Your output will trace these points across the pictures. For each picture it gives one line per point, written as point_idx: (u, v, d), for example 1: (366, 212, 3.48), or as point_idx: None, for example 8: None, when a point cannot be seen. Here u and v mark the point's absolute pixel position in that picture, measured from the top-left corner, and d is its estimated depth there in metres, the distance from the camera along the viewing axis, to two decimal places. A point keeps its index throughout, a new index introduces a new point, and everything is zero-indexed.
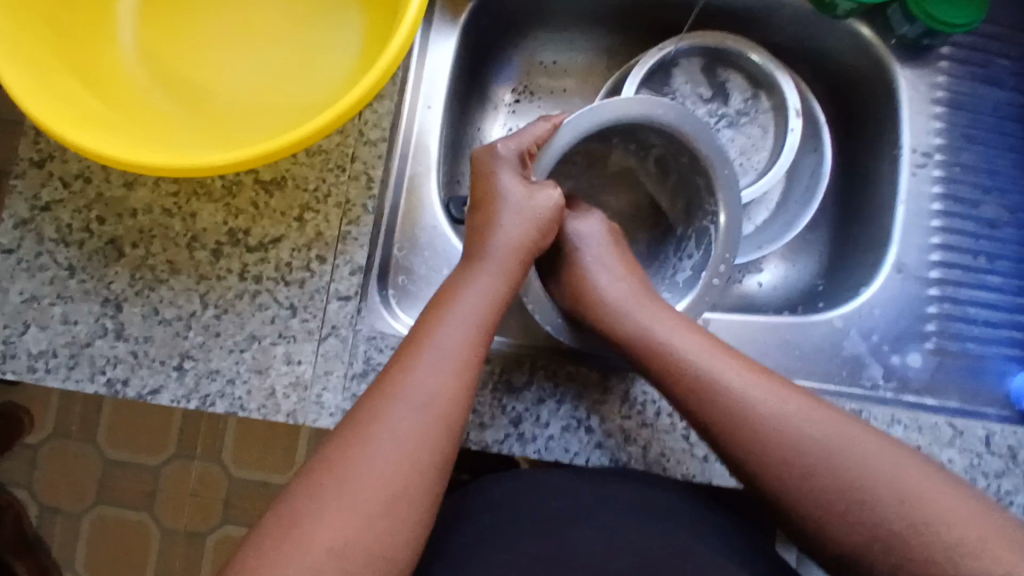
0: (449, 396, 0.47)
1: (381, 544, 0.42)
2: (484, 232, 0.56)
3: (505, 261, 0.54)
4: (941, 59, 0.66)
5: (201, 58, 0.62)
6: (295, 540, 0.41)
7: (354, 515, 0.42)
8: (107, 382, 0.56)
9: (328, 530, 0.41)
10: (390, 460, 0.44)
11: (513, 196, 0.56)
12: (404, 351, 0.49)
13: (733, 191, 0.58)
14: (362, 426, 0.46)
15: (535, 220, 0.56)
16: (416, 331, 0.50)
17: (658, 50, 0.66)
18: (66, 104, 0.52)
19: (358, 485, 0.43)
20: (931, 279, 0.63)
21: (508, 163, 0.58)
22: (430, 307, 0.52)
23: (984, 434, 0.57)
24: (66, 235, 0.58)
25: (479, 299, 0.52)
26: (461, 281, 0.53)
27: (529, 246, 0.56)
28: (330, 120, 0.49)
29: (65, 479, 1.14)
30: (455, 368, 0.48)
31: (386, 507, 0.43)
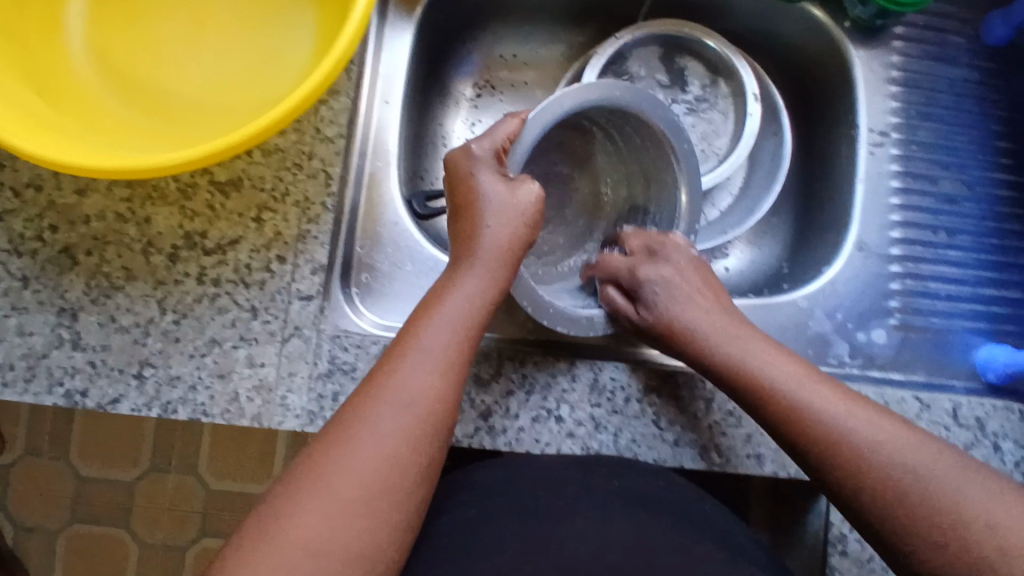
0: (434, 399, 0.47)
1: (359, 546, 0.41)
2: (470, 232, 0.54)
3: (490, 262, 0.53)
4: (895, 40, 0.66)
5: (151, 57, 0.61)
6: (274, 541, 0.40)
7: (331, 516, 0.42)
8: (66, 394, 0.55)
9: (303, 532, 0.41)
10: (371, 461, 0.44)
11: (498, 200, 0.54)
12: (389, 355, 0.48)
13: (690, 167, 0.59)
14: (344, 427, 0.45)
15: (520, 223, 0.55)
16: (403, 335, 0.49)
17: (616, 39, 0.66)
18: (13, 112, 0.51)
19: (337, 486, 0.42)
20: (892, 256, 0.63)
21: (490, 160, 0.55)
22: (418, 310, 0.51)
23: (951, 406, 0.58)
24: (18, 244, 0.56)
25: (466, 302, 0.51)
26: (450, 283, 0.52)
27: (512, 250, 0.54)
28: (280, 117, 0.49)
29: (38, 498, 1.12)
30: (440, 373, 0.47)
31: (363, 510, 0.42)
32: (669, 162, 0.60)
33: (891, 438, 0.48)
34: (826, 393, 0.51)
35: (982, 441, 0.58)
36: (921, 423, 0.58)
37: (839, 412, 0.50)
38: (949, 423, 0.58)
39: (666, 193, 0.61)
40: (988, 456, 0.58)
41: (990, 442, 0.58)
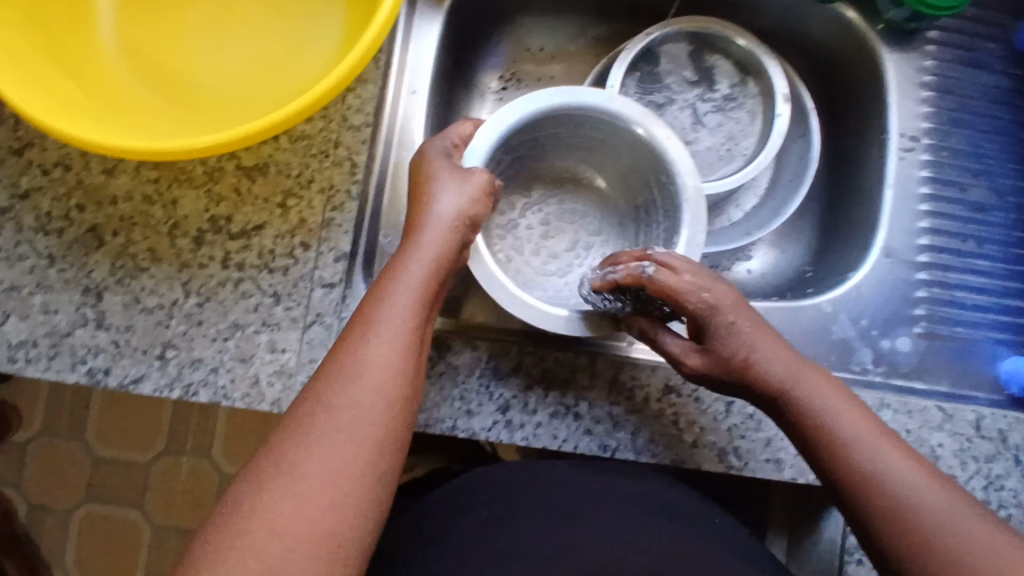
0: (388, 377, 0.45)
1: (328, 526, 0.40)
2: (419, 211, 0.52)
3: (441, 239, 0.51)
4: (928, 44, 0.65)
5: (180, 42, 0.61)
6: (242, 531, 0.40)
7: (297, 500, 0.41)
8: (89, 373, 0.55)
9: (269, 520, 0.40)
10: (328, 442, 0.43)
11: (446, 178, 0.53)
12: (344, 341, 0.47)
13: (682, 154, 0.58)
14: (299, 415, 0.44)
15: (470, 195, 0.52)
16: (353, 317, 0.48)
17: (645, 35, 0.67)
18: (45, 94, 0.51)
19: (299, 470, 0.42)
20: (920, 263, 0.62)
21: (440, 148, 0.55)
22: (370, 292, 0.50)
23: (974, 418, 0.58)
24: (46, 223, 0.57)
25: (414, 278, 0.49)
26: (399, 260, 0.50)
27: (466, 222, 0.52)
28: (308, 104, 0.49)
29: (54, 477, 1.14)
30: (393, 348, 0.46)
31: (326, 490, 0.41)
32: (663, 163, 0.59)
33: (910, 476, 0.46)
34: (864, 426, 0.48)
35: (1005, 454, 0.57)
36: (944, 433, 0.57)
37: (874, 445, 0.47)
38: (971, 434, 0.57)
39: (666, 187, 0.60)
40: (1010, 470, 0.57)
41: (1013, 455, 0.57)
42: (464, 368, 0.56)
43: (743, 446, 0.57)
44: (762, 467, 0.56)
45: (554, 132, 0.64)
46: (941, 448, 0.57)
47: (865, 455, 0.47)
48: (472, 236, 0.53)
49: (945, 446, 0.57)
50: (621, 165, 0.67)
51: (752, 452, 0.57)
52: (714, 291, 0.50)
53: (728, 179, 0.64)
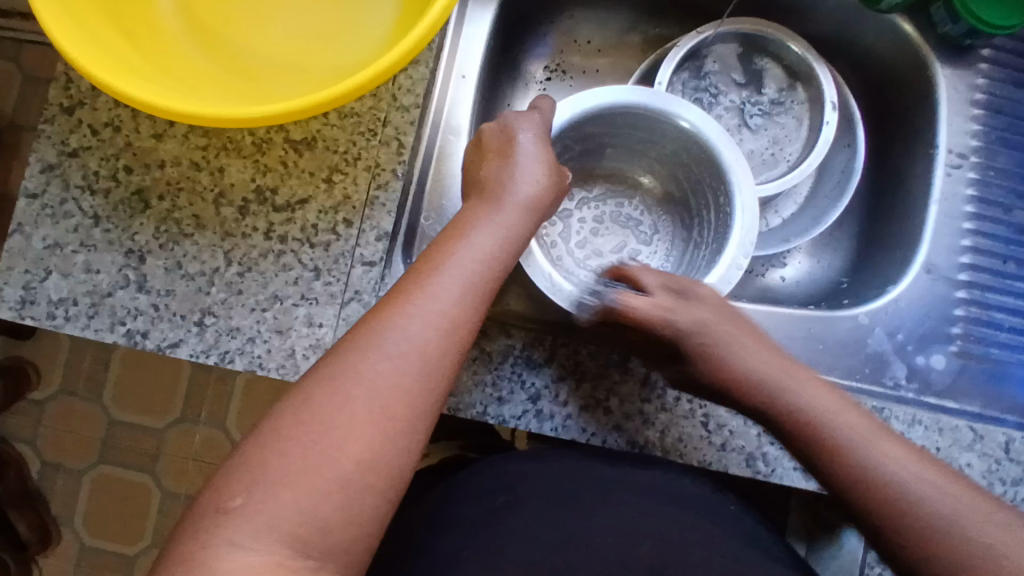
0: (461, 321, 0.46)
1: (376, 465, 0.41)
2: (501, 179, 0.54)
3: (518, 208, 0.53)
4: (981, 61, 0.65)
5: (238, 14, 0.62)
6: (293, 458, 0.39)
7: (352, 434, 0.40)
8: (127, 333, 0.56)
9: (319, 447, 0.40)
10: (393, 381, 0.42)
11: (531, 154, 0.55)
12: (420, 272, 0.48)
13: (734, 152, 0.59)
14: (365, 342, 0.43)
15: (550, 178, 0.56)
16: (425, 259, 0.48)
17: (697, 34, 0.66)
18: (103, 51, 0.51)
19: (357, 402, 0.41)
20: (959, 282, 0.62)
21: (535, 123, 0.56)
22: (441, 240, 0.51)
23: (1004, 440, 0.57)
24: (92, 182, 0.57)
25: (491, 238, 0.50)
26: (477, 218, 0.51)
27: (542, 200, 0.55)
28: (368, 79, 0.48)
29: (69, 436, 1.15)
30: (467, 300, 0.47)
31: (380, 428, 0.41)
32: (714, 155, 0.59)
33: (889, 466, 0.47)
34: (863, 428, 0.50)
35: None
36: (973, 453, 0.56)
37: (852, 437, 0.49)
38: (1000, 456, 0.57)
39: (718, 188, 0.61)
40: None
41: None
42: (497, 355, 0.56)
43: (772, 453, 0.57)
44: (789, 474, 0.56)
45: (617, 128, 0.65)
46: (969, 467, 0.57)
47: (846, 442, 0.49)
48: (541, 216, 0.55)
49: (973, 465, 0.56)
50: (673, 167, 0.67)
51: (780, 459, 0.56)
52: (704, 309, 0.54)
53: (769, 185, 0.64)
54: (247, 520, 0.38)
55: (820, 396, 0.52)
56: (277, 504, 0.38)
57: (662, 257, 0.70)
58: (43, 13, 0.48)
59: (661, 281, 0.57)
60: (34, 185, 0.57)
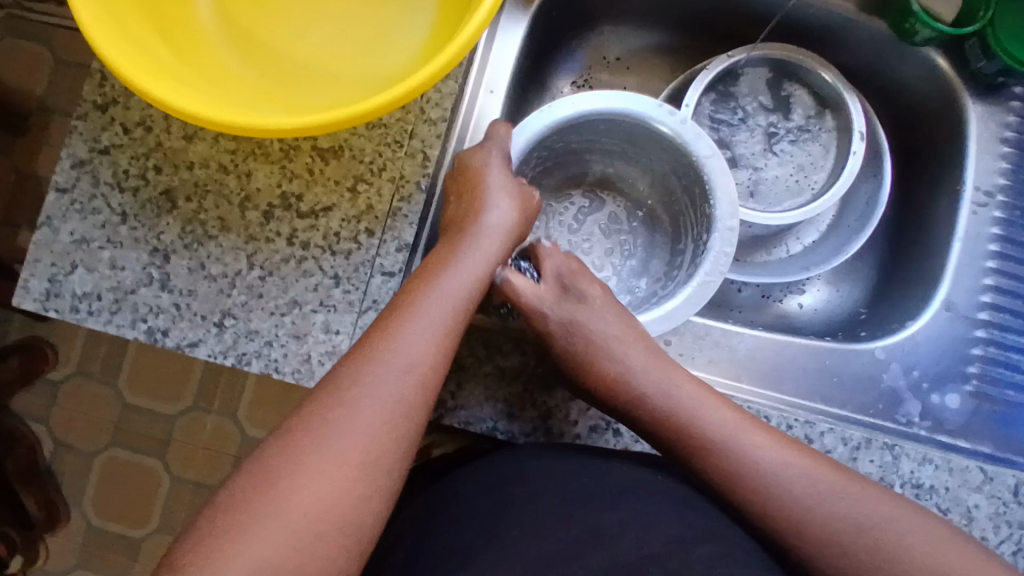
0: (431, 364, 0.47)
1: (330, 515, 0.40)
2: (471, 216, 0.55)
3: (489, 246, 0.54)
4: (1013, 99, 0.63)
5: (274, 18, 0.63)
6: (259, 504, 0.39)
7: (322, 476, 0.41)
8: (148, 331, 0.57)
9: (293, 493, 0.40)
10: (361, 421, 0.43)
11: (500, 187, 0.56)
12: (390, 315, 0.48)
13: (710, 145, 0.59)
14: (333, 392, 0.44)
15: (521, 203, 0.58)
16: (393, 305, 0.49)
17: (727, 58, 0.66)
18: (140, 52, 0.51)
19: (325, 443, 0.42)
20: (978, 321, 0.62)
21: (502, 152, 0.57)
22: (412, 283, 0.51)
23: (1014, 483, 0.57)
24: (122, 180, 0.58)
25: (460, 280, 0.51)
26: (448, 257, 0.53)
27: (516, 233, 0.57)
28: (400, 95, 0.49)
29: (81, 416, 1.17)
30: (434, 341, 0.48)
31: (344, 476, 0.41)
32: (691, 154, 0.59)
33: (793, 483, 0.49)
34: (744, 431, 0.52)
35: None
36: (981, 495, 0.56)
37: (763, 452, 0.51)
38: (1009, 499, 0.56)
39: (698, 197, 0.61)
40: None
41: None
42: (511, 371, 0.57)
43: None
44: None
45: (577, 144, 0.65)
46: (977, 509, 0.56)
47: (747, 459, 0.50)
48: (511, 252, 0.56)
49: (981, 507, 0.56)
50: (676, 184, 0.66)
51: None
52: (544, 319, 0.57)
53: (789, 213, 0.64)
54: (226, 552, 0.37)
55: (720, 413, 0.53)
56: (241, 547, 0.37)
57: (641, 219, 0.71)
58: (81, 12, 0.49)
59: (563, 269, 0.60)
60: (64, 179, 0.58)
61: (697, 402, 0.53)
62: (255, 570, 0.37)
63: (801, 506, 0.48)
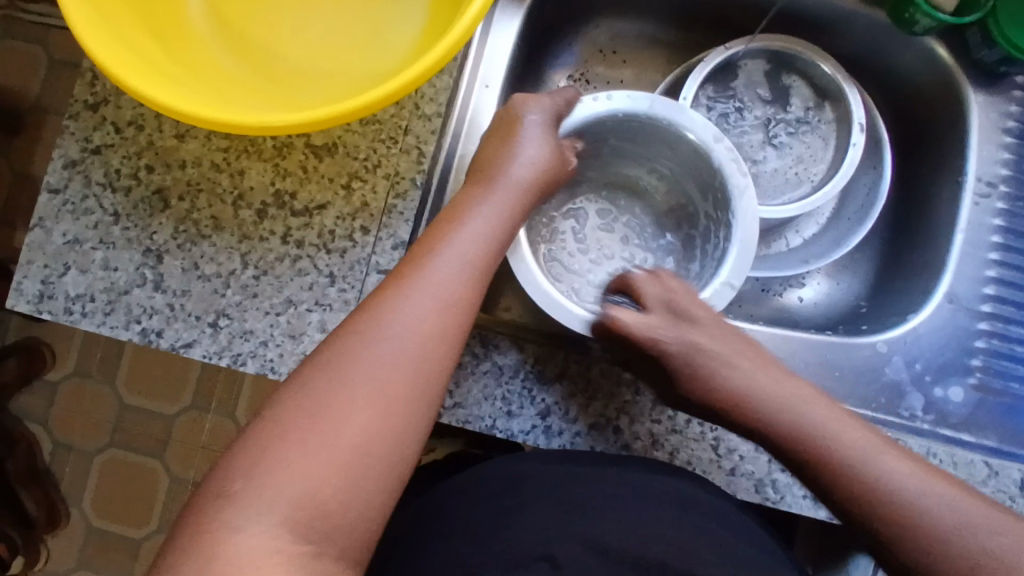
0: (459, 305, 0.47)
1: (366, 448, 0.41)
2: (498, 162, 0.54)
3: (512, 194, 0.53)
4: (1015, 88, 0.63)
5: (265, 14, 0.62)
6: (295, 437, 0.40)
7: (350, 412, 0.41)
8: (142, 332, 0.56)
9: (324, 428, 0.41)
10: (393, 360, 0.43)
11: (533, 138, 0.55)
12: (418, 253, 0.48)
13: (730, 154, 0.57)
14: (361, 326, 0.44)
15: (550, 162, 0.56)
16: (421, 243, 0.49)
17: (724, 50, 0.65)
18: (129, 50, 0.51)
19: (358, 382, 0.42)
20: (982, 313, 0.61)
21: (542, 107, 0.56)
22: (439, 222, 0.51)
23: (1019, 477, 0.56)
24: (114, 180, 0.58)
25: (485, 224, 0.51)
26: (477, 200, 0.52)
27: (541, 184, 0.56)
28: (393, 91, 0.48)
29: (81, 418, 1.17)
30: (463, 282, 0.48)
31: (379, 406, 0.42)
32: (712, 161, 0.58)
33: (856, 453, 0.51)
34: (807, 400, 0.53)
35: None
36: (986, 489, 0.55)
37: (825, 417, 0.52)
38: (1014, 493, 0.56)
39: (720, 197, 0.59)
40: None
41: None
42: (509, 369, 0.56)
43: (781, 480, 0.56)
44: (798, 502, 0.56)
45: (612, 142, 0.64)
46: None
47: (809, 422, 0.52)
48: (539, 199, 0.56)
49: None
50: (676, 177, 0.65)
51: (790, 487, 0.56)
52: (671, 339, 0.55)
53: (789, 206, 0.63)
54: (247, 499, 0.38)
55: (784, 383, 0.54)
56: (278, 484, 0.39)
57: (640, 214, 0.71)
58: (69, 10, 0.48)
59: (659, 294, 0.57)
60: (56, 180, 0.57)
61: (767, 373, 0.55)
62: (292, 507, 0.39)
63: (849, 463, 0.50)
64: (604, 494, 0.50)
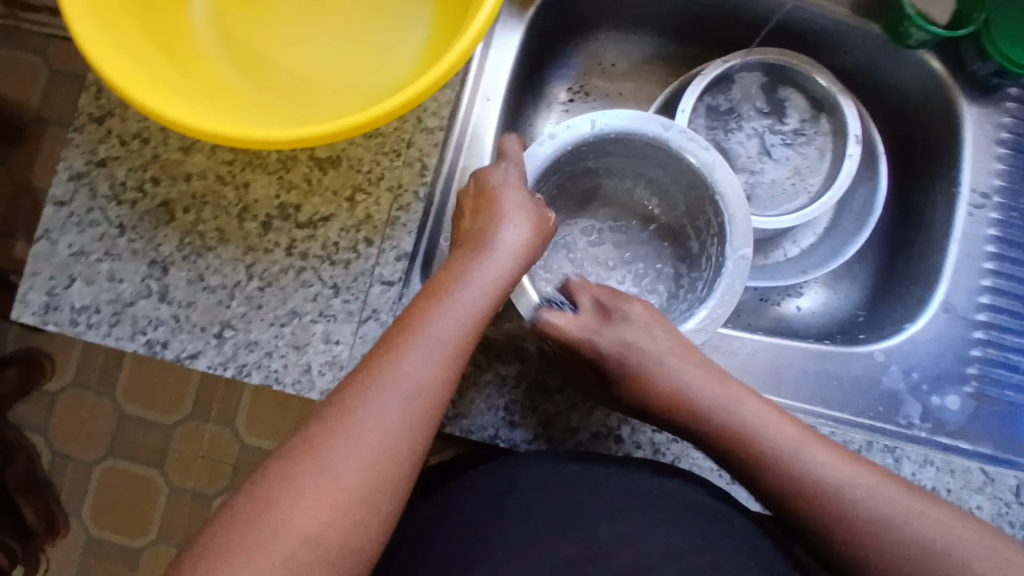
0: (438, 389, 0.47)
1: (335, 535, 0.41)
2: (479, 235, 0.54)
3: (496, 266, 0.53)
4: (1008, 100, 0.64)
5: (271, 30, 0.63)
6: (306, 480, 0.42)
7: (319, 501, 0.41)
8: (147, 343, 0.56)
9: (292, 516, 0.41)
10: (364, 448, 0.43)
11: (513, 212, 0.54)
12: (399, 334, 0.48)
13: (715, 163, 0.58)
14: (340, 413, 0.44)
15: (531, 230, 0.55)
16: (404, 322, 0.49)
17: (722, 62, 0.66)
18: (137, 67, 0.51)
19: (364, 425, 0.44)
20: (977, 322, 0.62)
21: (510, 171, 0.56)
22: (421, 300, 0.51)
23: (1015, 484, 0.57)
24: (119, 192, 0.58)
25: (467, 304, 0.50)
26: (459, 276, 0.52)
27: (525, 255, 0.55)
28: (398, 106, 0.49)
29: (80, 428, 1.17)
30: (442, 366, 0.47)
31: (387, 452, 0.44)
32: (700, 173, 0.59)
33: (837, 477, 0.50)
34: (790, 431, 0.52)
35: None
36: (983, 496, 0.56)
37: (815, 456, 0.51)
38: (1011, 500, 0.56)
39: (713, 215, 0.61)
40: None
41: None
42: (512, 378, 0.57)
43: None
44: None
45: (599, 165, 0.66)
46: (978, 510, 0.56)
47: (785, 449, 0.51)
48: (525, 266, 0.55)
49: (982, 508, 0.56)
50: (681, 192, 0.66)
51: None
52: (625, 327, 0.56)
53: (785, 216, 0.64)
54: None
55: (769, 417, 0.53)
56: (288, 526, 0.40)
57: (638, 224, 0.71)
58: (79, 29, 0.49)
59: (591, 302, 0.59)
60: (62, 192, 0.58)
61: (739, 398, 0.54)
62: None
63: (836, 498, 0.49)
64: (604, 502, 0.50)
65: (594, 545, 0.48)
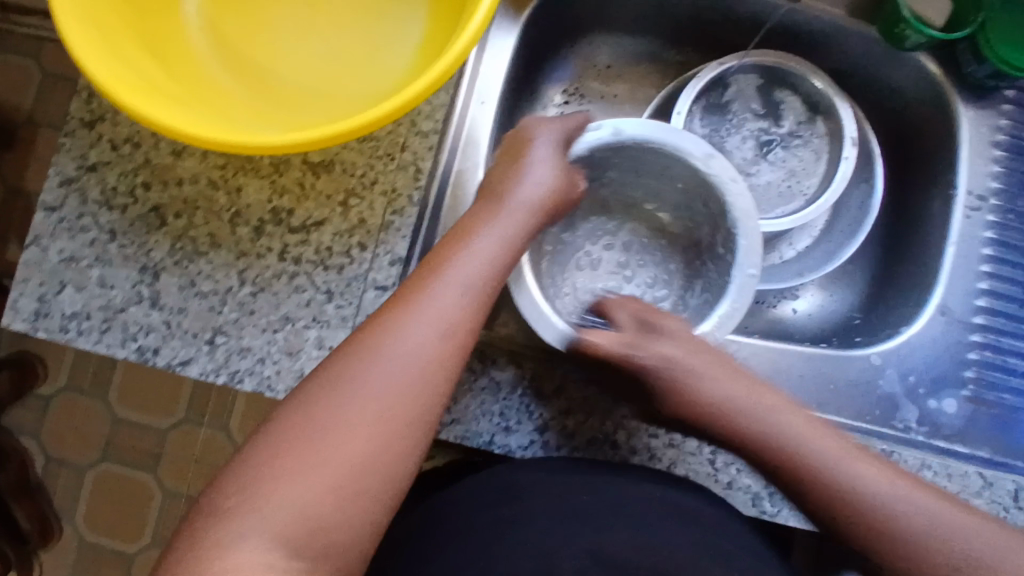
0: (464, 326, 0.47)
1: (366, 468, 0.41)
2: (507, 183, 0.55)
3: (520, 216, 0.53)
4: (1005, 102, 0.64)
5: (263, 33, 0.62)
6: (290, 456, 0.40)
7: (346, 434, 0.41)
8: (138, 349, 0.56)
9: (322, 448, 0.41)
10: (389, 380, 0.43)
11: (542, 161, 0.55)
12: (424, 273, 0.48)
13: (723, 167, 0.56)
14: (365, 346, 0.44)
15: (559, 184, 0.56)
16: (429, 261, 0.49)
17: (717, 65, 0.66)
18: (128, 71, 0.51)
19: (387, 364, 0.44)
20: (974, 325, 0.62)
21: (552, 131, 0.57)
22: (446, 242, 0.51)
23: (1012, 487, 0.57)
24: (110, 198, 0.57)
25: (492, 241, 0.51)
26: (482, 221, 0.52)
27: (551, 206, 0.55)
28: (392, 110, 0.48)
29: (73, 432, 1.16)
30: (467, 305, 0.47)
31: (378, 429, 0.42)
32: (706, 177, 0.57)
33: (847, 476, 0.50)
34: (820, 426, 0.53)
35: None
36: (980, 500, 0.56)
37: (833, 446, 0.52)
38: (1008, 504, 0.56)
39: (719, 215, 0.59)
40: None
41: None
42: (507, 384, 0.56)
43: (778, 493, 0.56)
44: (794, 515, 0.56)
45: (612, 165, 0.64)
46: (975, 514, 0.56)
47: (821, 454, 0.51)
48: (549, 217, 0.56)
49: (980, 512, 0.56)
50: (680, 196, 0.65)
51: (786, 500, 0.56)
52: (670, 343, 0.55)
53: (781, 219, 0.64)
54: (241, 519, 0.39)
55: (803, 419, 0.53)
56: (274, 501, 0.39)
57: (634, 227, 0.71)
58: (68, 34, 0.48)
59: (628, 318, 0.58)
60: (52, 198, 0.57)
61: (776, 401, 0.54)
62: (285, 524, 0.39)
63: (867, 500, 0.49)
64: (601, 507, 0.50)
65: (590, 551, 0.47)
